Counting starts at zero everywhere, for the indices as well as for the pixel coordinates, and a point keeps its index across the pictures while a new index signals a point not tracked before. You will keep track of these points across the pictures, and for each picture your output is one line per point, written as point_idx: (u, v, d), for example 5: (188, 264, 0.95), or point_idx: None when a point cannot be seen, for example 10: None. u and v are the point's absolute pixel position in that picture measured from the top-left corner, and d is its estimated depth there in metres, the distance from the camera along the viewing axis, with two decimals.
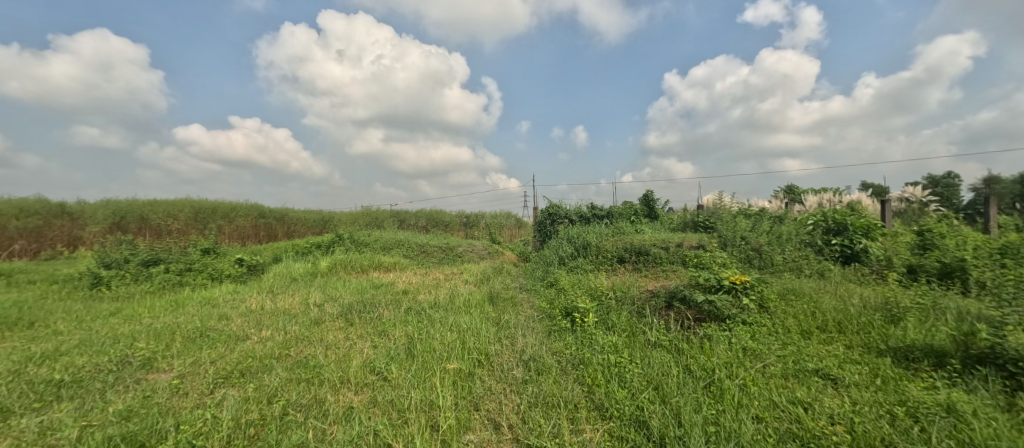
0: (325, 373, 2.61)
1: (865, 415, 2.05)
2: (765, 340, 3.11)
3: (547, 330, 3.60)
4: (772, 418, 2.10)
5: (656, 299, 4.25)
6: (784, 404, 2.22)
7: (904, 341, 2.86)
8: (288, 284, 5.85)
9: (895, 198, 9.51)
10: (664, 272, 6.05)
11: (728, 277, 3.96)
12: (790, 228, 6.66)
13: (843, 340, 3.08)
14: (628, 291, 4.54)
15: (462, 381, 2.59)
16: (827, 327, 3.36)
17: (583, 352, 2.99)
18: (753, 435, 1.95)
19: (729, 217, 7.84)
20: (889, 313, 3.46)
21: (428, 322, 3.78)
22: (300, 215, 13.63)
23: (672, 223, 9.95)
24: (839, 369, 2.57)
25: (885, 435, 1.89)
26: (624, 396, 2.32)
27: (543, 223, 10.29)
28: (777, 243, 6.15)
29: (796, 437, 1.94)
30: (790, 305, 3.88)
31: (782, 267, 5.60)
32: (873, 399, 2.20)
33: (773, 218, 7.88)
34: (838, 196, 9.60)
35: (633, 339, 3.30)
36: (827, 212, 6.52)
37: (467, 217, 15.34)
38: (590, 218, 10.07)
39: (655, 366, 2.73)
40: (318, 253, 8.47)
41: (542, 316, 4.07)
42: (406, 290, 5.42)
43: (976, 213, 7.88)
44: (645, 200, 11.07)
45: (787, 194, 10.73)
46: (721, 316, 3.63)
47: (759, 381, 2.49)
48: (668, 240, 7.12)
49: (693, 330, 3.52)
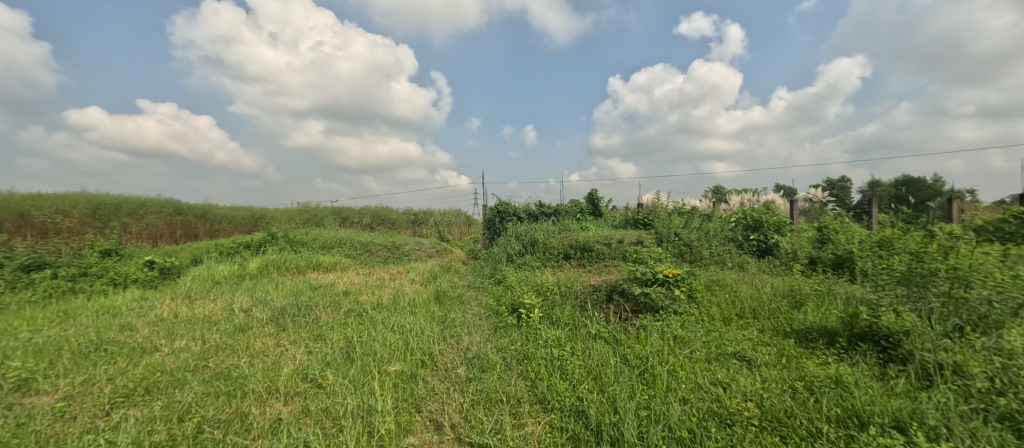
0: (248, 385, 2.41)
1: (772, 391, 2.30)
2: (692, 328, 3.38)
3: (494, 327, 3.62)
4: (696, 399, 2.29)
5: (597, 293, 4.45)
6: (706, 386, 2.42)
7: (805, 324, 3.26)
8: (209, 289, 5.31)
9: (802, 198, 10.79)
10: (607, 267, 6.35)
11: (661, 271, 4.23)
12: (716, 224, 7.29)
13: (757, 325, 3.44)
14: (572, 286, 4.71)
15: (404, 383, 2.52)
16: (745, 313, 3.73)
17: (528, 347, 3.05)
18: (679, 416, 2.10)
19: (666, 215, 8.37)
20: (794, 300, 3.92)
21: (369, 324, 3.62)
22: (225, 212, 12.42)
23: (614, 219, 10.45)
24: (753, 351, 2.87)
25: (787, 407, 2.14)
26: (565, 388, 2.40)
27: (491, 220, 10.30)
28: (705, 239, 6.69)
29: (716, 415, 2.13)
30: (715, 295, 4.24)
31: (708, 261, 6.12)
32: (779, 376, 2.48)
33: (703, 215, 8.57)
34: (756, 196, 10.69)
35: (575, 332, 3.43)
36: (747, 211, 7.24)
37: (414, 214, 14.92)
38: (537, 215, 10.25)
39: (594, 357, 2.85)
40: (247, 254, 7.79)
41: (489, 313, 4.08)
42: (347, 291, 5.17)
43: (863, 212, 9.20)
44: (590, 198, 11.53)
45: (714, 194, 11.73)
46: (655, 307, 3.88)
47: (686, 365, 2.71)
48: (609, 237, 7.46)
49: (630, 321, 3.73)
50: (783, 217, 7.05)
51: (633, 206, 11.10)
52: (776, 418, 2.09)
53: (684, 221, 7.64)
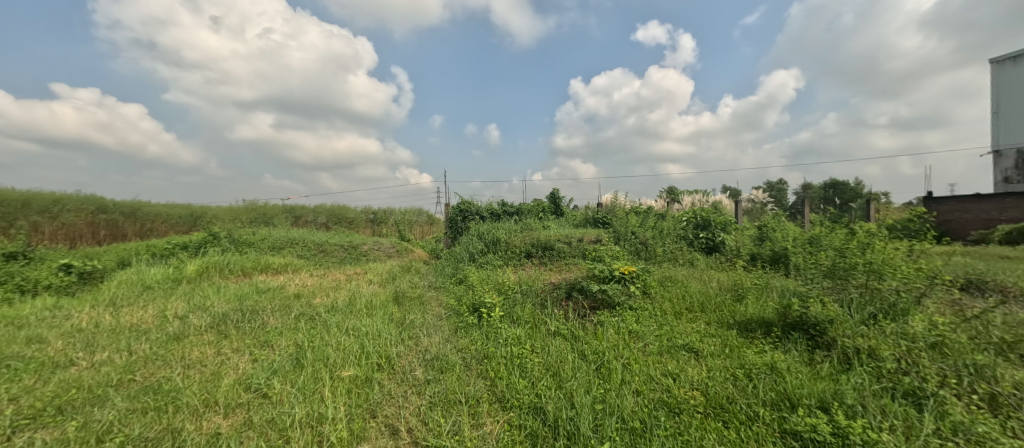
0: (182, 398, 2.22)
1: (716, 379, 2.46)
2: (646, 322, 3.53)
3: (454, 327, 3.58)
4: (648, 390, 2.40)
5: (557, 290, 4.54)
6: (657, 377, 2.54)
7: (746, 316, 3.51)
8: (139, 294, 4.84)
9: (746, 199, 11.62)
10: (567, 265, 6.48)
11: (618, 268, 4.38)
12: (669, 223, 7.64)
13: (704, 317, 3.65)
14: (532, 285, 4.76)
15: (358, 388, 2.44)
16: (693, 307, 3.94)
17: (488, 347, 3.05)
18: (631, 407, 2.19)
19: (625, 214, 8.65)
20: (737, 293, 4.21)
21: (322, 328, 3.47)
22: (159, 210, 11.37)
23: (575, 218, 10.69)
24: (700, 343, 3.04)
25: (729, 393, 2.30)
26: (524, 386, 2.43)
27: (453, 219, 10.18)
28: (659, 237, 7.01)
29: (666, 405, 2.24)
30: (667, 291, 4.45)
31: (662, 258, 6.42)
32: (722, 365, 2.66)
33: (657, 215, 8.98)
34: (706, 196, 11.36)
35: (535, 330, 3.48)
36: (696, 210, 7.66)
37: (374, 213, 14.44)
38: (499, 214, 10.27)
39: (553, 353, 2.91)
40: (185, 255, 7.18)
41: (449, 313, 4.04)
42: (299, 294, 4.91)
43: (798, 212, 10.08)
44: (551, 198, 11.73)
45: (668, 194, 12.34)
46: (612, 303, 4.01)
47: (639, 358, 2.82)
48: (570, 235, 7.62)
49: (588, 317, 3.84)
50: (728, 217, 7.55)
51: (593, 205, 11.42)
52: (719, 404, 2.23)
53: (640, 220, 7.94)
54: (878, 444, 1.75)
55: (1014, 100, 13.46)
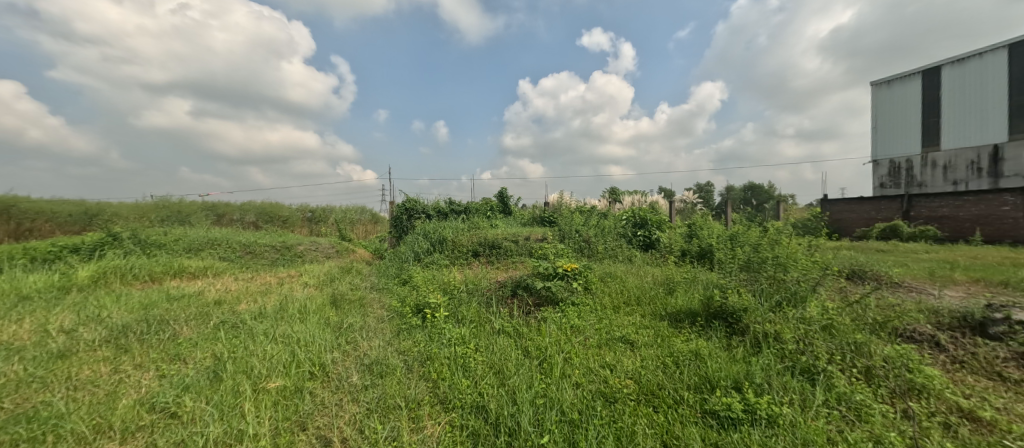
0: (65, 424, 1.92)
1: (648, 368, 2.62)
2: (586, 317, 3.67)
3: (396, 330, 3.46)
4: (587, 382, 2.49)
5: (503, 289, 4.58)
6: (596, 369, 2.65)
7: (675, 307, 3.78)
8: (13, 306, 4.10)
9: (678, 199, 12.52)
10: (514, 263, 6.56)
11: (561, 265, 4.50)
12: (610, 222, 8.01)
13: (639, 310, 3.88)
14: (478, 283, 4.76)
15: (286, 400, 2.27)
16: (630, 301, 4.17)
17: (430, 348, 2.99)
18: (571, 399, 2.27)
19: (569, 213, 8.92)
20: (668, 287, 4.52)
21: (246, 336, 3.18)
22: (41, 206, 9.72)
23: (522, 217, 10.84)
24: (634, 334, 3.23)
25: (659, 380, 2.46)
26: (466, 386, 2.41)
27: (398, 218, 9.81)
28: (601, 235, 7.32)
29: (603, 395, 2.35)
30: (607, 286, 4.66)
31: (603, 255, 6.72)
32: (654, 354, 2.84)
33: (599, 214, 9.36)
34: (643, 197, 12.06)
35: (480, 329, 3.47)
36: (635, 210, 8.10)
37: (311, 212, 13.55)
38: (447, 213, 10.12)
39: (497, 352, 2.92)
40: (77, 260, 6.21)
41: (391, 315, 3.90)
42: (220, 300, 4.46)
43: (722, 211, 11.07)
44: (500, 196, 11.80)
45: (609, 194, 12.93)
46: (555, 299, 4.12)
47: (579, 351, 2.93)
48: (517, 234, 7.70)
49: (532, 314, 3.91)
50: (662, 216, 8.08)
51: (540, 204, 11.64)
52: (650, 391, 2.39)
53: (584, 219, 8.23)
54: (780, 417, 1.97)
55: (888, 117, 15.87)
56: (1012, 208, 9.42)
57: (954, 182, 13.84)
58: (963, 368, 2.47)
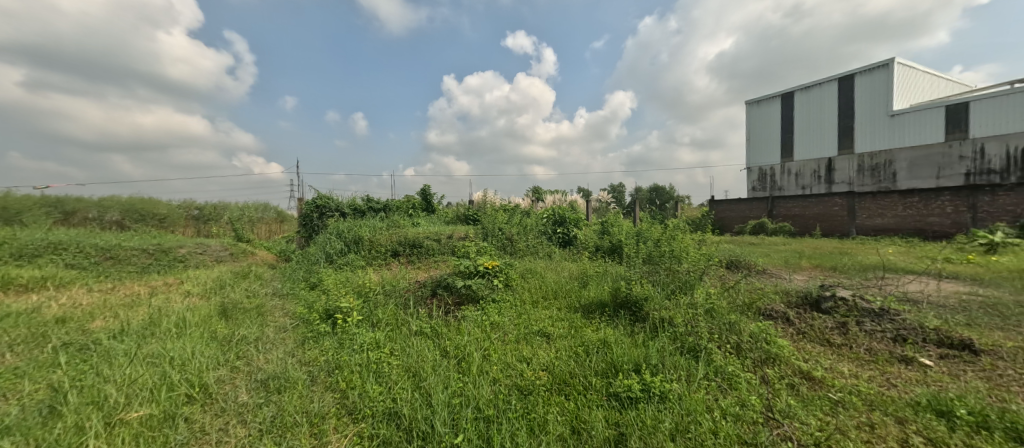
0: None
1: (562, 358, 2.76)
2: (506, 313, 3.73)
3: (300, 339, 3.15)
4: (504, 377, 2.53)
5: (422, 289, 4.45)
6: (513, 363, 2.70)
7: (588, 299, 4.03)
8: None
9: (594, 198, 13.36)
10: (436, 262, 6.43)
11: (482, 263, 4.49)
12: (532, 219, 8.24)
13: (557, 304, 4.05)
14: (396, 284, 4.56)
15: (154, 431, 1.94)
16: (548, 295, 4.34)
17: (340, 355, 2.78)
18: (488, 395, 2.28)
19: (493, 212, 8.98)
20: (583, 280, 4.79)
21: (100, 360, 2.63)
22: None
23: (446, 216, 10.69)
24: (550, 327, 3.37)
25: (571, 369, 2.60)
26: (378, 392, 2.29)
27: (306, 215, 8.91)
28: (523, 232, 7.50)
29: (519, 388, 2.41)
30: (526, 282, 4.78)
31: (524, 252, 6.90)
32: (567, 344, 3.00)
33: (522, 212, 9.59)
34: (563, 196, 12.66)
35: (396, 332, 3.32)
36: (555, 208, 8.44)
37: (198, 209, 11.77)
38: (364, 211, 9.51)
39: (413, 354, 2.83)
40: None
41: (295, 323, 3.53)
42: (65, 317, 3.62)
43: (630, 210, 12.11)
44: (422, 194, 11.52)
45: (532, 194, 13.34)
46: (476, 297, 4.12)
47: (498, 348, 2.96)
48: (440, 232, 7.57)
49: (452, 313, 3.86)
50: (579, 214, 8.54)
51: (463, 203, 11.55)
52: (562, 380, 2.51)
53: (507, 217, 8.32)
54: (670, 392, 2.21)
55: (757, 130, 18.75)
56: (841, 208, 11.79)
57: (803, 187, 16.93)
58: (804, 337, 3.02)
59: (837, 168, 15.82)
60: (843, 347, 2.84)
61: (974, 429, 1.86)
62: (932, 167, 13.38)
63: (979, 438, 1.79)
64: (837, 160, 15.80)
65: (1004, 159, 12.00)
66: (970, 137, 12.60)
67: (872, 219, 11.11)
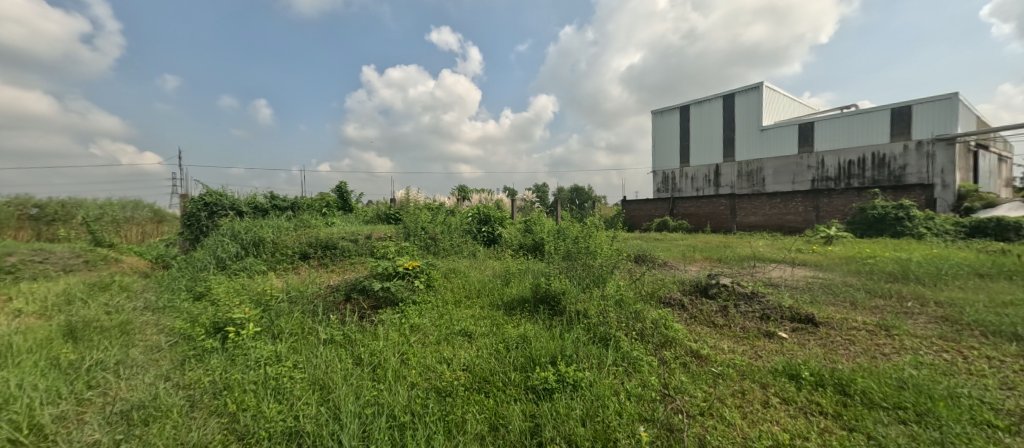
0: None
1: (482, 357, 2.76)
2: (427, 314, 3.63)
3: (179, 359, 2.71)
4: (423, 381, 2.46)
5: (335, 293, 4.13)
6: (432, 365, 2.64)
7: (510, 296, 4.09)
8: None
9: (519, 197, 13.63)
10: (353, 264, 6.05)
11: (402, 264, 4.33)
12: (457, 218, 8.14)
13: (479, 303, 4.04)
14: (304, 290, 4.17)
15: None
16: (470, 294, 4.32)
17: (229, 374, 2.44)
18: (404, 401, 2.19)
19: (415, 210, 8.68)
20: (505, 278, 4.86)
21: None
22: None
23: (365, 215, 10.10)
24: (472, 326, 3.35)
25: (491, 367, 2.61)
26: (277, 411, 2.06)
27: (191, 214, 7.60)
28: (448, 231, 7.37)
29: (437, 390, 2.36)
30: (449, 282, 4.70)
31: (449, 251, 6.81)
32: (488, 342, 3.00)
33: (447, 210, 9.44)
34: (490, 195, 12.72)
35: (302, 342, 3.03)
36: (479, 206, 8.45)
37: (37, 206, 9.48)
38: (267, 209, 8.55)
39: (321, 364, 2.61)
40: None
41: (173, 341, 3.02)
42: None
43: (552, 209, 12.65)
44: (338, 191, 10.82)
45: (457, 192, 13.19)
46: (395, 300, 3.93)
47: (417, 351, 2.87)
48: (356, 232, 7.28)
49: (368, 318, 3.64)
50: (503, 213, 8.63)
51: (383, 202, 11.02)
52: (482, 378, 2.51)
53: (430, 216, 8.10)
54: (581, 380, 2.34)
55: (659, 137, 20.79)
56: (724, 208, 13.62)
57: (696, 189, 19.22)
58: (695, 320, 3.44)
59: (721, 173, 18.27)
60: (724, 327, 3.28)
61: (813, 387, 2.28)
62: (790, 174, 16.13)
63: (817, 393, 2.20)
64: (722, 166, 18.25)
65: (837, 170, 14.98)
66: (815, 151, 15.44)
67: (748, 217, 13.04)
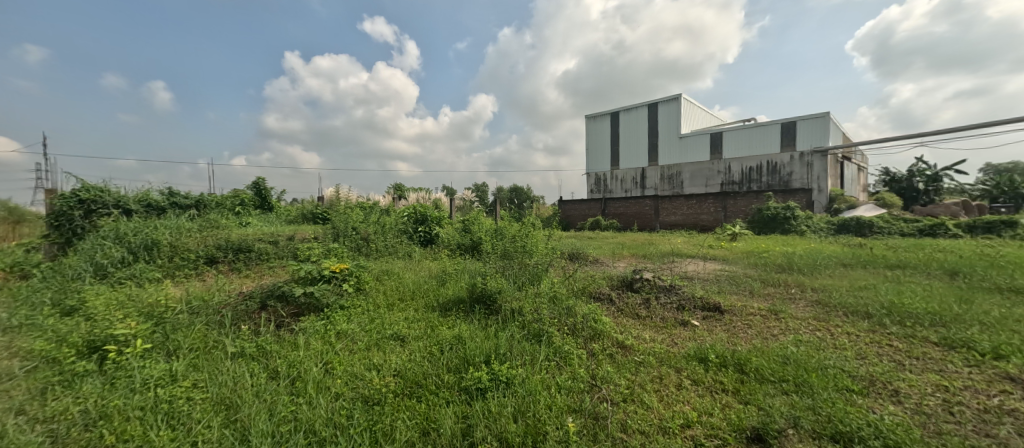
0: None
1: (415, 361, 2.67)
2: (356, 319, 3.43)
3: (38, 388, 2.25)
4: (349, 390, 2.32)
5: (248, 301, 3.72)
6: (360, 373, 2.50)
7: (446, 297, 4.03)
8: None
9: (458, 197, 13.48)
10: (271, 268, 5.52)
11: (327, 267, 4.06)
12: (391, 218, 7.79)
13: (413, 305, 3.92)
14: (210, 299, 3.70)
15: None
16: (403, 297, 4.16)
17: (108, 400, 2.09)
18: (325, 414, 2.04)
19: (345, 210, 8.16)
20: (441, 278, 4.77)
21: None
22: None
23: (288, 214, 9.31)
24: (405, 330, 3.23)
25: (423, 370, 2.54)
26: (171, 438, 1.81)
27: (60, 214, 6.30)
28: (381, 232, 7.03)
29: (364, 399, 2.24)
30: (382, 284, 4.49)
31: (383, 252, 6.51)
32: (421, 345, 2.92)
33: (382, 210, 9.00)
34: (428, 194, 12.39)
35: (206, 357, 2.69)
36: (416, 206, 8.20)
37: None
38: (164, 208, 7.49)
39: (229, 381, 2.34)
40: None
41: (29, 366, 2.49)
42: None
43: (491, 209, 12.71)
44: (255, 186, 9.98)
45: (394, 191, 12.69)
46: (319, 306, 3.65)
47: (344, 358, 2.70)
48: (277, 233, 6.75)
49: (288, 326, 3.34)
50: (441, 212, 8.45)
51: (309, 200, 10.24)
52: (414, 382, 2.44)
53: (361, 215, 7.65)
54: (513, 377, 2.38)
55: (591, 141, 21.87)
56: (649, 208, 14.71)
57: (623, 190, 20.54)
58: (621, 313, 3.66)
59: (645, 176, 19.72)
60: (646, 318, 3.54)
61: (718, 367, 2.55)
62: (703, 178, 17.90)
63: (721, 373, 2.47)
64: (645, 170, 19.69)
65: (739, 175, 16.94)
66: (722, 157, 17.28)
67: (669, 216, 14.22)
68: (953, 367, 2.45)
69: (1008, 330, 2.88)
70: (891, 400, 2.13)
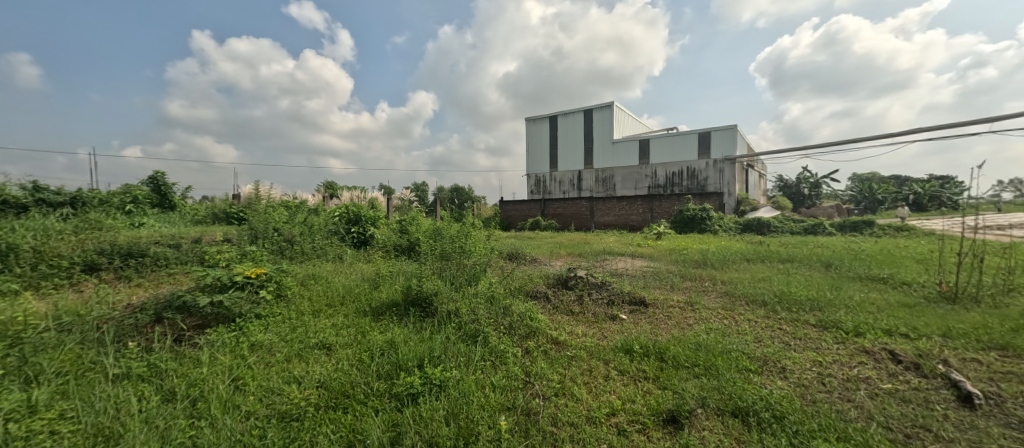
0: None
1: (341, 370, 2.51)
2: (275, 329, 3.14)
3: None
4: (263, 407, 2.11)
5: (139, 314, 3.22)
6: (278, 387, 2.29)
7: (379, 301, 3.84)
8: None
9: (395, 196, 12.96)
10: (171, 276, 4.85)
11: (241, 273, 3.65)
12: (320, 218, 7.26)
13: (342, 310, 3.68)
14: (88, 313, 3.14)
15: None
16: (331, 303, 3.89)
17: None
18: (233, 437, 1.84)
19: (265, 209, 7.44)
20: (374, 282, 4.53)
21: None
22: None
23: (195, 213, 8.26)
24: (332, 337, 3.02)
25: (350, 379, 2.40)
26: None
27: None
28: (309, 233, 6.52)
29: (281, 416, 2.05)
30: (307, 290, 4.16)
31: (311, 255, 6.04)
32: (349, 353, 2.75)
33: (310, 210, 8.32)
34: (362, 193, 11.74)
35: (81, 382, 2.29)
36: (348, 206, 7.73)
37: None
38: (27, 205, 6.23)
39: (111, 407, 2.02)
40: None
41: None
42: None
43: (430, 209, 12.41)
44: (152, 182, 8.70)
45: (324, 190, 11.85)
46: (229, 316, 3.28)
47: (258, 372, 2.46)
48: (179, 235, 5.96)
49: (190, 341, 2.95)
50: (376, 212, 8.05)
51: (222, 199, 9.18)
52: (341, 393, 2.29)
53: (285, 215, 7.02)
54: (447, 380, 2.33)
55: None
56: (585, 208, 15.38)
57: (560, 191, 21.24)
58: (557, 310, 3.78)
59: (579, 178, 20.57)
60: (579, 314, 3.69)
61: (641, 357, 2.74)
62: (632, 181, 19.12)
63: (643, 362, 2.65)
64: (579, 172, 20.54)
65: (662, 178, 18.35)
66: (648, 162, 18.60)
67: (603, 216, 15.00)
68: (826, 344, 2.88)
69: (865, 311, 3.46)
70: (779, 376, 2.45)
